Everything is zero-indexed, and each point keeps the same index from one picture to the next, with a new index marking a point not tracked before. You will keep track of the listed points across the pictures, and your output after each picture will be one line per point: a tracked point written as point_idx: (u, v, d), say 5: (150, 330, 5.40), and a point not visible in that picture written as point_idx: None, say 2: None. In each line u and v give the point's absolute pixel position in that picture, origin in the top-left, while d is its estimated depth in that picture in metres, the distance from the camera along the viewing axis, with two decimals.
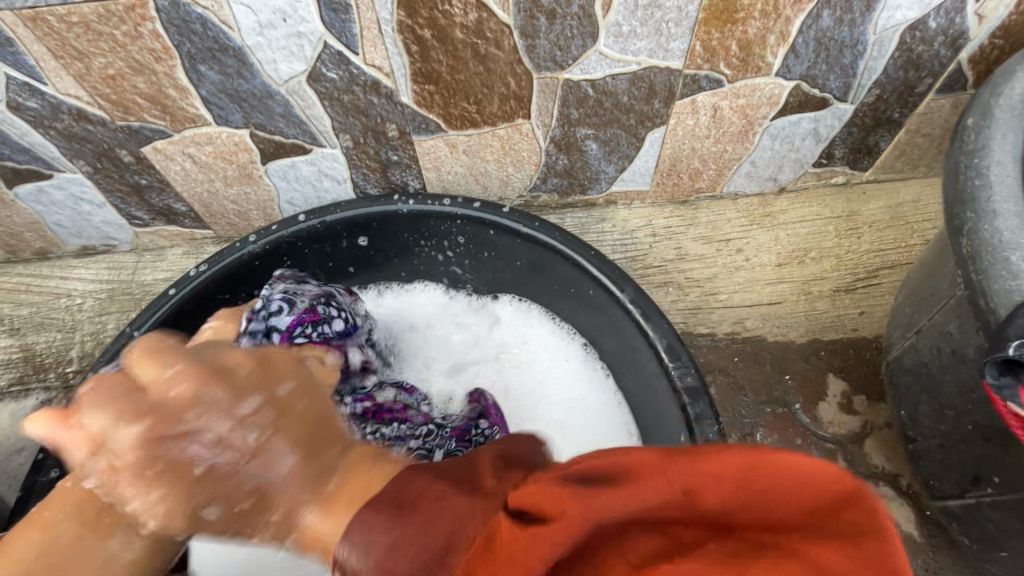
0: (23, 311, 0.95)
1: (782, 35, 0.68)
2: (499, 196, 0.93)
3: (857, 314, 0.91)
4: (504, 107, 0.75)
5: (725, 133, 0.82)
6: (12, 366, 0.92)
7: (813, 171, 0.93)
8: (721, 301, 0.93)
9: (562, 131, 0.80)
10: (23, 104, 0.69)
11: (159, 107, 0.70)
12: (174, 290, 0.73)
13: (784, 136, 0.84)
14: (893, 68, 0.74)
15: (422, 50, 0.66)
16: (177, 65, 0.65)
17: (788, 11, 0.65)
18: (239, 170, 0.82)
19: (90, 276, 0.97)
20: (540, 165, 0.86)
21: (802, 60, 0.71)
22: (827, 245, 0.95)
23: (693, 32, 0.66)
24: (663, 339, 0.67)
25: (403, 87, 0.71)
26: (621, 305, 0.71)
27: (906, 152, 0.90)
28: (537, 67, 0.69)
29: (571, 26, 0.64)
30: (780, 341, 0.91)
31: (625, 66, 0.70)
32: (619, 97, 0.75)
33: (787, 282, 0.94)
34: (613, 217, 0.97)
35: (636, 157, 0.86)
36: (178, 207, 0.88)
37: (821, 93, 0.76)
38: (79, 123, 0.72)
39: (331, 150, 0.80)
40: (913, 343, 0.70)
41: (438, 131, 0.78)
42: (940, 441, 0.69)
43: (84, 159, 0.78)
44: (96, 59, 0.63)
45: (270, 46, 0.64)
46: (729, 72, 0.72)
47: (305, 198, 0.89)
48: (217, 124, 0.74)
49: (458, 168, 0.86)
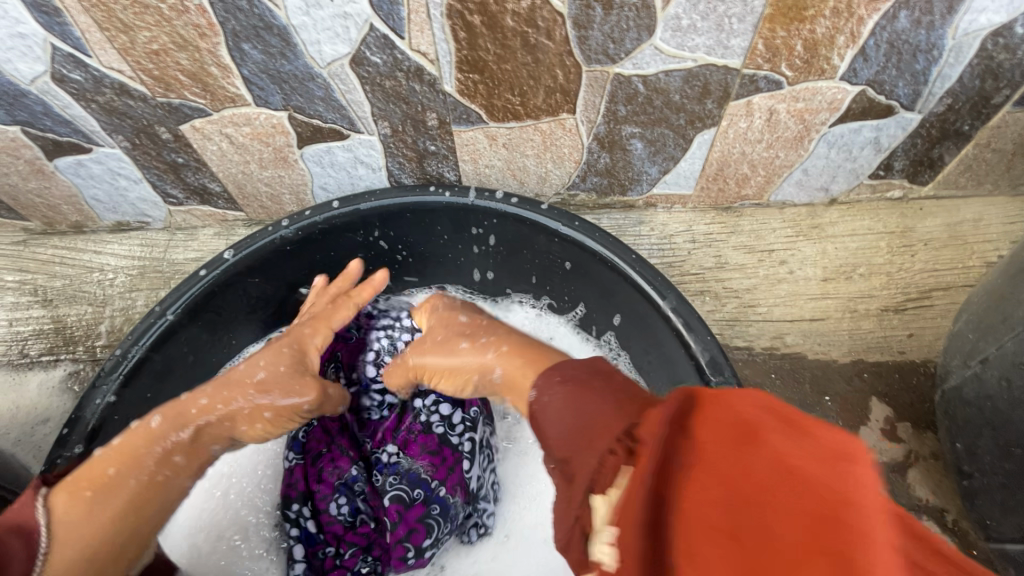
0: (56, 282, 0.96)
1: (852, 36, 0.63)
2: (535, 192, 0.90)
3: (905, 337, 0.87)
4: (549, 100, 0.72)
5: (779, 138, 0.78)
6: (43, 336, 0.93)
7: (869, 183, 0.88)
8: (760, 314, 0.89)
9: (607, 128, 0.77)
10: (66, 75, 0.68)
11: (200, 85, 0.69)
12: (204, 272, 0.73)
13: (842, 145, 0.79)
14: (969, 77, 0.69)
15: (469, 37, 0.63)
16: (220, 43, 0.64)
17: (862, 11, 0.60)
18: (275, 153, 0.81)
19: (123, 251, 0.97)
20: (581, 162, 0.83)
21: (871, 64, 0.67)
22: (877, 261, 0.90)
23: (756, 29, 0.62)
24: (706, 352, 0.65)
25: (447, 75, 0.68)
26: (661, 313, 0.69)
27: (972, 167, 0.84)
28: (587, 60, 0.66)
29: (628, 17, 0.61)
30: (821, 360, 0.87)
31: (681, 62, 0.67)
32: (671, 95, 0.71)
33: (832, 298, 0.89)
34: (652, 221, 0.93)
35: (681, 159, 0.82)
36: (213, 187, 0.88)
37: (888, 100, 0.72)
38: (121, 98, 0.71)
39: (369, 137, 0.78)
40: (976, 372, 0.67)
41: (478, 122, 0.76)
42: (1003, 480, 0.64)
43: (123, 134, 0.77)
44: (142, 33, 0.63)
45: (315, 26, 0.62)
46: (791, 74, 0.68)
47: (339, 184, 0.88)
48: (256, 105, 0.73)
49: (496, 161, 0.83)
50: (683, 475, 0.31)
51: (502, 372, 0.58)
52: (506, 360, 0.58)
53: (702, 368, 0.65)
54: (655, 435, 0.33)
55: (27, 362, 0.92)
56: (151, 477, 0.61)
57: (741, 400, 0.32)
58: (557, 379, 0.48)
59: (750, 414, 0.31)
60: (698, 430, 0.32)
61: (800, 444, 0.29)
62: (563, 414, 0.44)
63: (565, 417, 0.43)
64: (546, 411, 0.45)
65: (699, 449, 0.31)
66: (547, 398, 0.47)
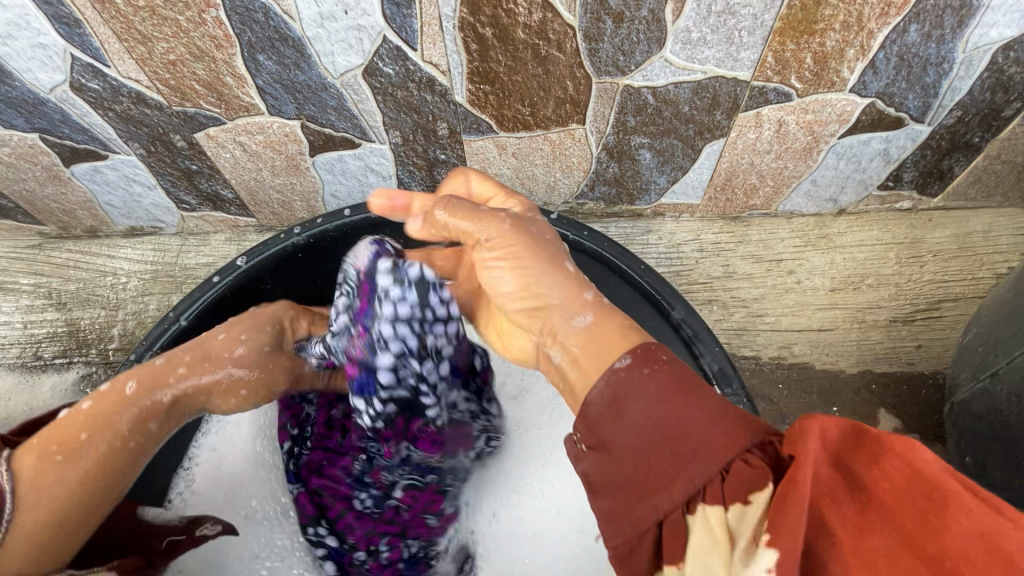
0: (71, 286, 0.97)
1: (862, 50, 0.63)
2: (544, 201, 0.91)
3: (914, 348, 0.87)
4: (559, 111, 0.73)
5: (788, 149, 0.78)
6: (57, 339, 0.94)
7: (878, 194, 0.88)
8: (768, 323, 0.89)
9: (616, 139, 0.77)
10: (85, 84, 0.70)
11: (215, 95, 0.71)
12: (218, 278, 0.74)
13: (851, 155, 0.79)
14: (979, 89, 0.69)
15: (481, 48, 0.64)
16: (236, 53, 0.65)
17: (872, 25, 0.61)
18: (287, 161, 0.82)
19: (136, 256, 0.98)
20: (590, 172, 0.84)
21: (881, 76, 0.67)
22: (886, 272, 0.90)
23: (766, 42, 0.62)
24: (715, 363, 0.66)
25: (458, 85, 0.69)
26: (670, 323, 0.70)
27: (982, 179, 0.84)
28: (597, 72, 0.67)
29: (638, 30, 0.61)
30: (829, 370, 0.87)
31: (690, 74, 0.67)
32: (680, 106, 0.72)
33: (840, 308, 0.89)
34: (659, 230, 0.93)
35: (690, 169, 0.83)
36: (225, 193, 0.89)
37: (897, 112, 0.72)
38: (137, 107, 0.73)
39: (380, 146, 0.79)
40: (986, 386, 0.67)
41: (488, 132, 0.76)
42: (1013, 495, 0.64)
43: (139, 141, 0.78)
44: (159, 43, 0.64)
45: (329, 38, 0.63)
46: (800, 87, 0.68)
47: (350, 191, 0.88)
48: (270, 114, 0.74)
49: (505, 170, 0.84)
50: (860, 512, 0.32)
51: (592, 324, 0.47)
52: (603, 313, 0.48)
53: (710, 379, 0.66)
54: (822, 461, 0.33)
55: (42, 364, 0.93)
56: (123, 444, 0.55)
57: (923, 451, 0.33)
58: (658, 357, 0.41)
59: (940, 473, 0.32)
60: (870, 472, 0.33)
61: (1008, 523, 0.30)
62: (651, 397, 0.39)
63: (648, 414, 0.38)
64: (623, 399, 0.39)
65: (868, 488, 0.33)
66: (644, 373, 0.40)
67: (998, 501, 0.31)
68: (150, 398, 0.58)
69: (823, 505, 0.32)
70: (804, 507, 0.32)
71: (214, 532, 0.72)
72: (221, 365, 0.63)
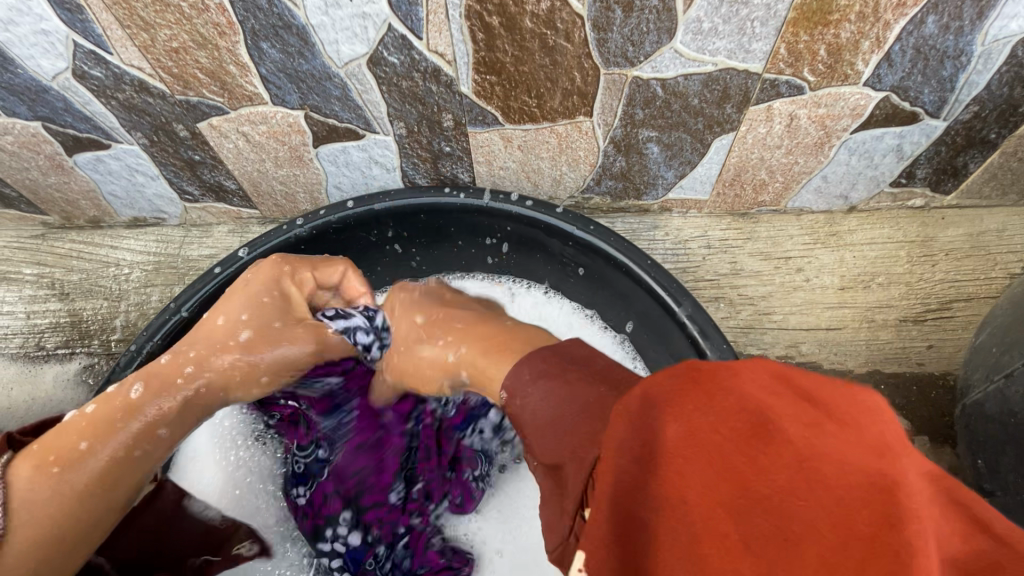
0: (73, 277, 0.97)
1: (877, 41, 0.62)
2: (550, 195, 0.90)
3: (924, 348, 0.85)
4: (566, 103, 0.72)
5: (799, 144, 0.77)
6: (59, 329, 0.94)
7: (889, 191, 0.86)
8: (775, 322, 0.88)
9: (624, 132, 0.76)
10: (88, 72, 0.69)
11: (218, 83, 0.70)
12: (219, 269, 0.73)
13: (863, 151, 0.78)
14: (997, 84, 0.67)
15: (487, 38, 0.63)
16: (240, 41, 0.64)
17: (889, 16, 0.59)
18: (291, 152, 0.81)
19: (139, 247, 0.98)
20: (596, 166, 0.83)
21: (896, 69, 0.65)
22: (897, 271, 0.88)
23: (779, 33, 0.61)
24: (722, 361, 0.65)
25: (464, 76, 0.68)
26: (677, 319, 0.68)
27: (997, 176, 0.82)
28: (605, 62, 0.66)
29: (648, 20, 0.60)
30: (836, 370, 0.86)
31: (701, 66, 0.66)
32: (689, 99, 0.70)
33: (849, 307, 0.88)
34: (666, 226, 0.92)
35: (698, 164, 0.81)
36: (228, 184, 0.88)
37: (912, 106, 0.70)
38: (140, 95, 0.72)
39: (384, 137, 0.78)
40: (1000, 387, 0.65)
41: (494, 124, 0.75)
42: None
43: (141, 130, 0.78)
44: (162, 30, 0.63)
45: (333, 26, 0.62)
46: (813, 80, 0.67)
47: (353, 183, 0.88)
48: (273, 104, 0.73)
49: (510, 163, 0.83)
50: (678, 458, 0.30)
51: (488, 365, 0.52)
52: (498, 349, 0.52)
53: None
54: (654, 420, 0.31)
55: (44, 355, 0.93)
56: (128, 452, 0.55)
57: (749, 379, 0.31)
58: (541, 367, 0.45)
59: (766, 398, 0.30)
60: (700, 405, 0.30)
61: (838, 435, 0.28)
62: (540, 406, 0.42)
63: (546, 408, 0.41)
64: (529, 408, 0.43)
65: (695, 426, 0.30)
66: (528, 393, 0.44)
67: (843, 409, 0.29)
68: (157, 402, 0.58)
69: (652, 461, 0.31)
70: (625, 466, 0.31)
71: (249, 553, 0.75)
72: (228, 349, 0.64)
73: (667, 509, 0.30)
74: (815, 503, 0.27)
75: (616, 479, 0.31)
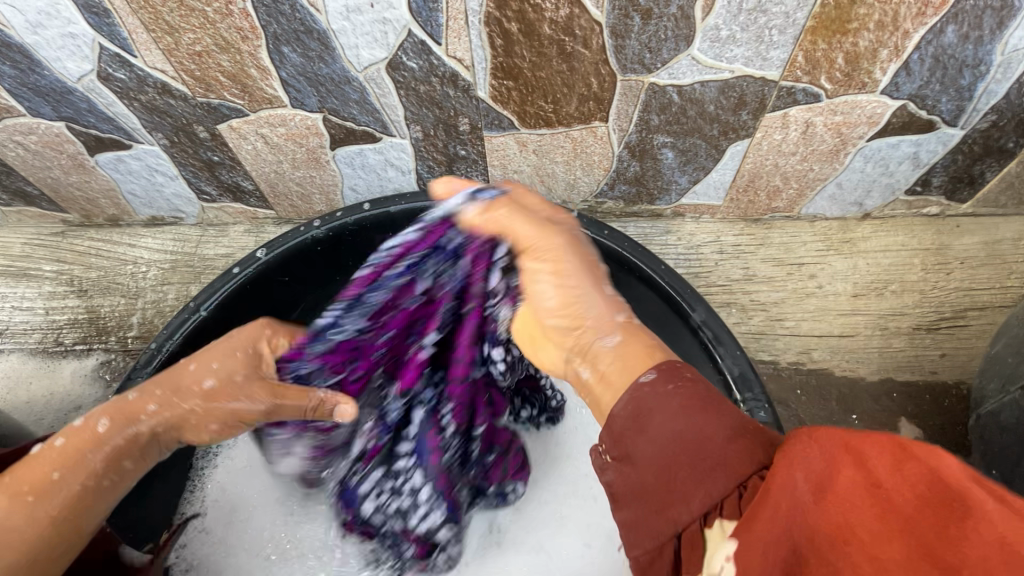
0: (92, 274, 0.98)
1: (896, 50, 0.62)
2: (563, 199, 0.90)
3: (937, 357, 0.85)
4: (582, 108, 0.72)
5: (814, 151, 0.77)
6: (77, 325, 0.95)
7: (904, 199, 0.86)
8: (787, 328, 0.88)
9: (639, 137, 0.76)
10: (112, 74, 0.70)
11: (239, 86, 0.71)
12: (237, 269, 0.74)
13: (879, 159, 0.78)
14: (1016, 93, 0.67)
15: (506, 43, 0.63)
16: (261, 45, 0.65)
17: (907, 25, 0.59)
18: (308, 154, 0.82)
19: (156, 245, 0.99)
20: (610, 170, 0.83)
21: (914, 78, 0.65)
22: (911, 278, 0.88)
23: (797, 41, 0.61)
24: (735, 368, 0.65)
25: (481, 80, 0.68)
26: (690, 326, 0.69)
27: (1014, 185, 0.82)
28: (622, 69, 0.66)
29: (666, 27, 0.60)
30: (848, 377, 0.85)
31: (717, 73, 0.66)
32: (705, 105, 0.71)
33: (862, 314, 0.88)
34: (679, 231, 0.92)
35: (712, 169, 0.82)
36: (245, 185, 0.89)
37: (929, 114, 0.70)
38: (162, 97, 0.73)
39: (400, 140, 0.79)
40: (1016, 398, 0.65)
41: (510, 128, 0.76)
42: None
43: (162, 132, 0.79)
44: (186, 34, 0.64)
45: (354, 31, 0.63)
46: (830, 87, 0.67)
47: (368, 185, 0.89)
48: (292, 106, 0.74)
49: (525, 167, 0.84)
50: (852, 495, 0.32)
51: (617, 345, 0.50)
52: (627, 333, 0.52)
53: (731, 384, 0.65)
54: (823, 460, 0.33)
55: (62, 350, 0.95)
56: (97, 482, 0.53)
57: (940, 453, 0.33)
58: (683, 373, 0.43)
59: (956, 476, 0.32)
60: (886, 459, 0.33)
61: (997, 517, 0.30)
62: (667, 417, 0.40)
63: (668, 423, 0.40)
64: (652, 404, 0.42)
65: (879, 476, 0.32)
66: (665, 389, 0.42)
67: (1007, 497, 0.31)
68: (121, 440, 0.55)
69: (825, 497, 0.33)
70: (794, 496, 0.33)
71: None
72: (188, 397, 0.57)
73: (827, 536, 0.32)
74: (988, 551, 0.29)
75: (777, 488, 0.33)
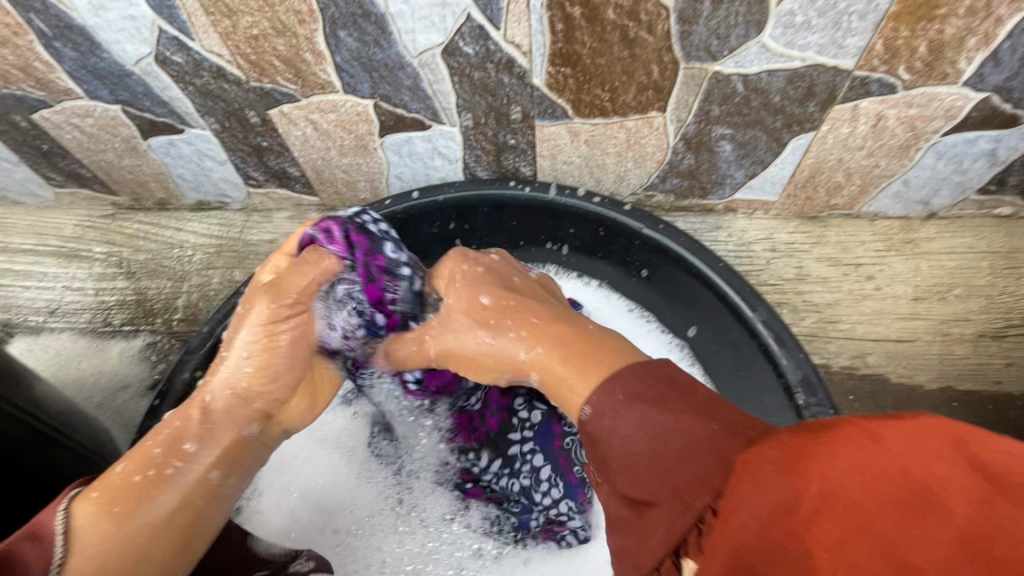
0: (140, 256, 1.00)
1: (985, 38, 0.58)
2: (611, 190, 0.88)
3: (1003, 366, 0.81)
4: (640, 97, 0.70)
5: (883, 146, 0.73)
6: (125, 306, 0.97)
7: (975, 198, 0.82)
8: (842, 330, 0.84)
9: (697, 128, 0.74)
10: (169, 58, 0.70)
11: (293, 71, 0.70)
12: None
13: (952, 155, 0.74)
14: None
15: (567, 29, 0.61)
16: (318, 29, 0.64)
17: (1002, 11, 0.55)
18: (356, 140, 0.81)
19: (202, 230, 1.00)
20: (663, 162, 0.81)
21: (1002, 69, 0.61)
22: (978, 282, 0.84)
23: (878, 28, 0.58)
24: (799, 371, 0.63)
25: (538, 67, 0.67)
26: (750, 324, 0.67)
27: None
28: (687, 56, 0.63)
29: (738, 12, 0.58)
30: (905, 383, 0.82)
31: (787, 62, 0.63)
32: (771, 96, 0.67)
33: (923, 319, 0.84)
34: (730, 227, 0.89)
35: (771, 163, 0.78)
36: (291, 171, 0.89)
37: (1013, 108, 0.66)
38: (216, 82, 0.73)
39: (450, 128, 0.78)
40: None
41: (563, 117, 0.74)
42: None
43: (215, 116, 0.80)
44: (244, 17, 0.64)
45: (412, 15, 0.61)
46: (908, 78, 0.63)
47: (414, 173, 0.88)
48: (344, 92, 0.73)
49: (574, 158, 0.82)
50: (815, 508, 0.32)
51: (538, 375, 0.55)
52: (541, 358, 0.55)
53: (794, 387, 0.63)
54: (780, 480, 0.33)
55: (110, 331, 0.97)
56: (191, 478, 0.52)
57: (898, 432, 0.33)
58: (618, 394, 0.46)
59: (908, 456, 0.31)
60: (847, 456, 0.32)
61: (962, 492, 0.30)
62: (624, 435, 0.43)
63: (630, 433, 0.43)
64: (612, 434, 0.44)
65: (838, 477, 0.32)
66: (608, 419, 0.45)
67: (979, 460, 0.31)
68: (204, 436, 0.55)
69: (789, 514, 0.32)
70: (752, 525, 0.33)
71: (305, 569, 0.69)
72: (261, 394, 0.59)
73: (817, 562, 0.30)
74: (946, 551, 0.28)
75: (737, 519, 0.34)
